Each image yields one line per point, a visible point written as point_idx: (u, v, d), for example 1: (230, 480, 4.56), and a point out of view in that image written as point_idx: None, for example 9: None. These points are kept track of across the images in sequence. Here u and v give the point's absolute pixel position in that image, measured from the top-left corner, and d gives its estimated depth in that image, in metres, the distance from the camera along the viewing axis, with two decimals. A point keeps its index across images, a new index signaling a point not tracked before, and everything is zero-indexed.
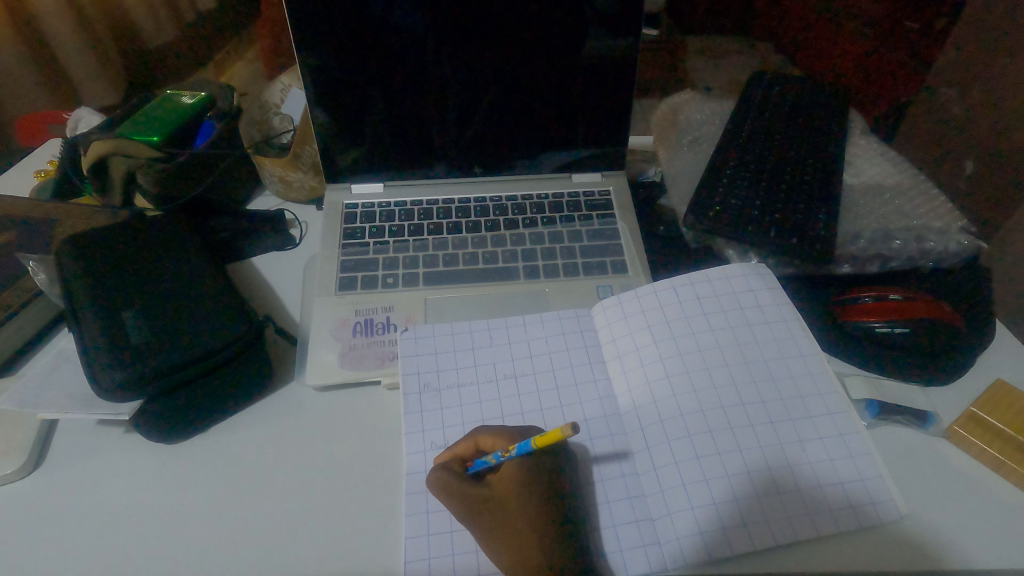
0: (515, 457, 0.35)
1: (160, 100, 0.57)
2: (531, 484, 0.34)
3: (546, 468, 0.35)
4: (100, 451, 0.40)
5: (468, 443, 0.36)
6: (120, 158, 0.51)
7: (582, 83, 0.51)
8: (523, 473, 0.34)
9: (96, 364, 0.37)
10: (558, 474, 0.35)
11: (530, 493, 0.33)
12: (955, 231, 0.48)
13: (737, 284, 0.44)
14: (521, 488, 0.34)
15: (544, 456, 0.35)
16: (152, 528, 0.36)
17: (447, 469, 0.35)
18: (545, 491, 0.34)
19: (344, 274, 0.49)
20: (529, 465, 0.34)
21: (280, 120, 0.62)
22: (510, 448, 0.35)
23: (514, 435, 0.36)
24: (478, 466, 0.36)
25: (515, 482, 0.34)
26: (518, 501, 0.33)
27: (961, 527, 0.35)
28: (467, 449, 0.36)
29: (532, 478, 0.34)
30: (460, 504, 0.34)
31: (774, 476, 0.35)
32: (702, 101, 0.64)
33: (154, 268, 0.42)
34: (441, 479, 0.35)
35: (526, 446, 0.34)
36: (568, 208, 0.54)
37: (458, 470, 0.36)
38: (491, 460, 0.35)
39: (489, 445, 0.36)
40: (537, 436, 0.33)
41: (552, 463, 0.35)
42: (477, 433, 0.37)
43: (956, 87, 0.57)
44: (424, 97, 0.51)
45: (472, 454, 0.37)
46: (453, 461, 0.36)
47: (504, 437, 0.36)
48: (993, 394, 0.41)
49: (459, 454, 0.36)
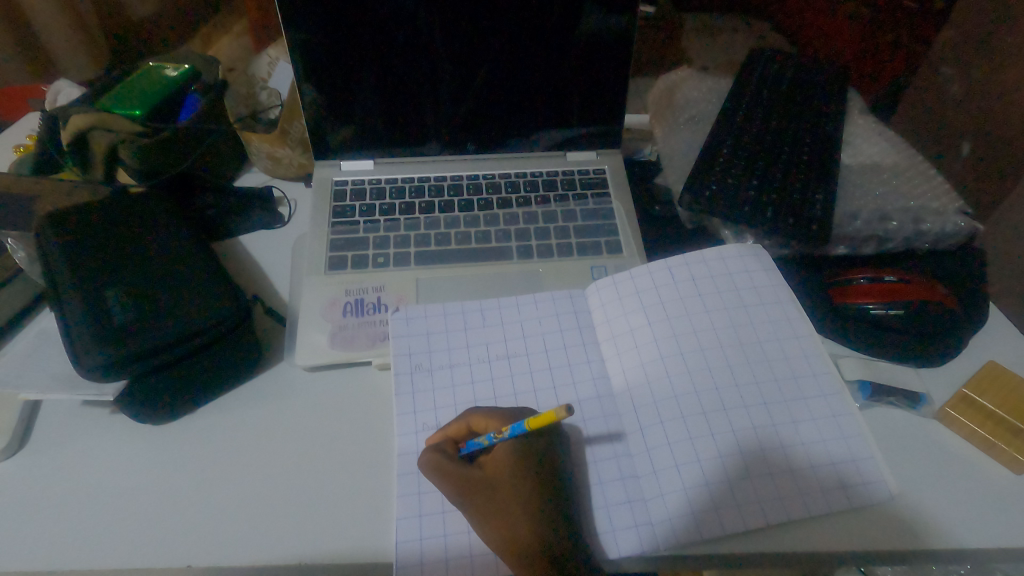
0: (507, 439, 0.35)
1: (143, 73, 0.55)
2: (522, 465, 0.34)
3: (538, 449, 0.35)
4: (85, 432, 0.39)
5: (459, 424, 0.36)
6: (100, 133, 0.49)
7: (577, 60, 0.49)
8: (515, 454, 0.34)
9: (78, 343, 0.36)
10: (551, 455, 0.35)
11: (523, 475, 0.34)
12: (952, 213, 0.47)
13: (733, 265, 0.43)
14: (513, 470, 0.34)
15: (536, 437, 0.35)
16: (139, 509, 0.35)
17: (439, 451, 0.35)
18: (537, 472, 0.34)
19: (334, 253, 0.48)
20: (520, 446, 0.35)
21: (269, 95, 0.60)
22: (503, 429, 0.35)
23: (507, 417, 0.36)
24: (470, 447, 0.35)
25: (508, 463, 0.34)
26: (511, 483, 0.33)
27: (951, 507, 0.35)
28: (459, 431, 0.36)
29: (525, 458, 0.34)
30: (451, 486, 0.34)
31: (766, 457, 0.35)
32: (700, 78, 0.62)
33: (137, 246, 0.41)
34: (433, 460, 0.34)
35: (519, 428, 0.34)
36: (563, 186, 0.54)
37: (450, 451, 0.35)
38: (484, 442, 0.35)
39: (482, 426, 0.36)
40: (530, 419, 0.33)
41: (545, 444, 0.35)
42: (469, 414, 0.36)
43: (955, 66, 0.56)
44: (414, 72, 0.49)
45: (464, 436, 0.36)
46: (445, 442, 0.36)
47: (497, 419, 0.36)
48: (985, 376, 0.41)
49: (451, 435, 0.36)
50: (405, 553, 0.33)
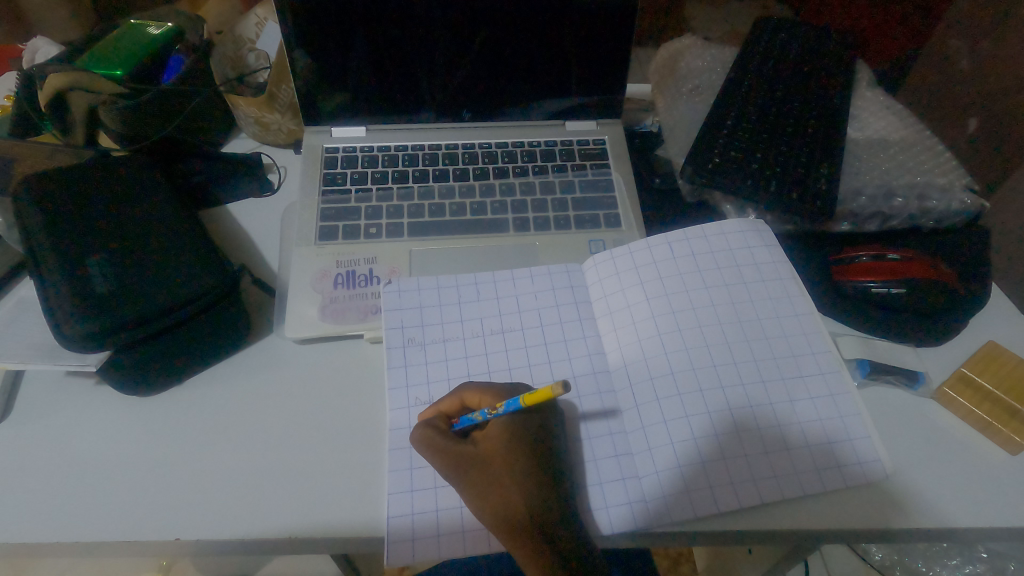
0: (501, 414, 0.34)
1: (124, 30, 0.52)
2: (517, 440, 0.34)
3: (532, 425, 0.34)
4: (70, 404, 0.38)
5: (452, 400, 0.35)
6: (80, 93, 0.47)
7: (578, 26, 0.47)
8: (511, 429, 0.34)
9: (58, 312, 0.35)
10: (545, 431, 0.34)
11: (517, 450, 0.33)
12: (958, 190, 0.46)
13: (734, 241, 0.42)
14: (508, 445, 0.33)
15: (531, 414, 0.35)
16: (125, 482, 0.35)
17: (431, 426, 0.34)
18: (532, 448, 0.33)
19: (325, 223, 0.47)
20: (515, 421, 0.34)
21: (257, 57, 0.58)
22: (497, 405, 0.34)
23: (501, 393, 0.35)
24: (464, 423, 0.35)
25: (501, 439, 0.33)
26: (506, 459, 0.33)
27: (944, 487, 0.35)
28: (452, 406, 0.36)
29: (520, 434, 0.34)
30: (444, 462, 0.33)
31: (762, 436, 0.35)
32: (704, 46, 0.60)
33: (117, 213, 0.40)
34: (425, 435, 0.34)
35: (514, 404, 0.33)
36: (561, 157, 0.52)
37: (443, 426, 0.35)
38: (477, 417, 0.34)
39: (476, 401, 0.35)
40: (526, 395, 0.32)
41: (539, 421, 0.35)
42: (462, 390, 0.36)
43: (966, 38, 0.54)
44: (408, 36, 0.47)
45: (457, 411, 0.36)
46: (437, 417, 0.35)
47: (491, 394, 0.35)
48: (985, 356, 0.40)
49: (444, 410, 0.36)
50: (396, 528, 0.33)
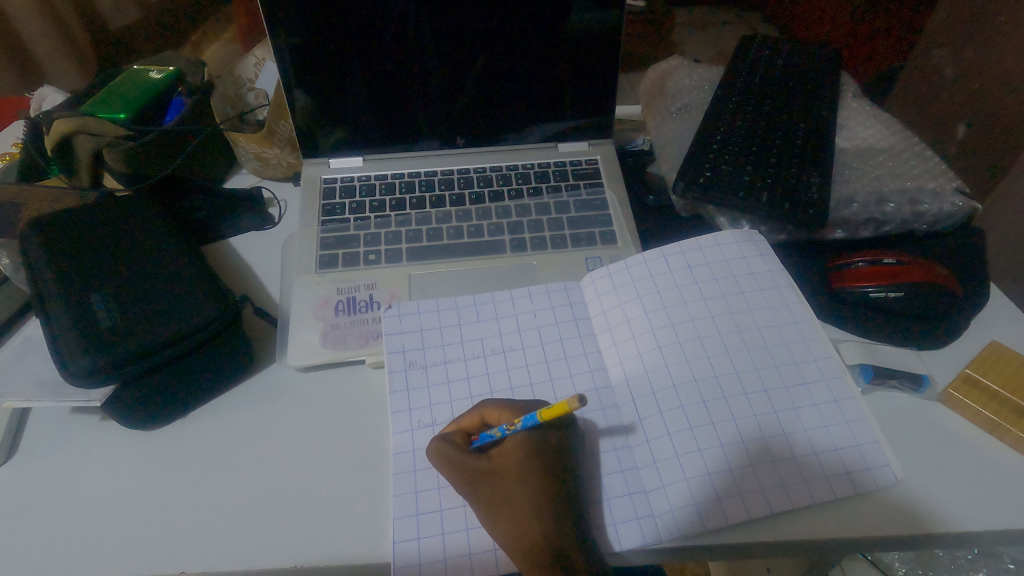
0: (520, 431, 0.34)
1: (127, 76, 0.54)
2: (533, 457, 0.33)
3: (551, 442, 0.34)
4: (74, 441, 0.38)
5: (473, 416, 0.36)
6: (84, 137, 0.49)
7: (568, 53, 0.49)
8: (530, 444, 0.33)
9: (63, 349, 0.35)
10: (560, 448, 0.34)
11: (532, 468, 0.33)
12: (949, 193, 0.47)
13: (729, 251, 0.43)
14: (524, 462, 0.33)
15: (549, 429, 0.34)
16: (130, 519, 0.35)
17: (448, 441, 0.35)
18: (546, 466, 0.33)
19: (324, 252, 0.47)
20: (533, 436, 0.34)
21: (257, 96, 0.59)
22: (516, 422, 0.34)
23: (518, 409, 0.35)
24: (483, 440, 0.35)
25: (518, 456, 0.33)
26: (520, 477, 0.33)
27: (957, 489, 0.35)
28: (472, 422, 0.36)
29: (537, 453, 0.33)
30: (461, 476, 0.33)
31: (768, 445, 0.35)
32: (690, 67, 0.62)
33: (124, 249, 0.41)
34: (441, 450, 0.34)
35: (531, 420, 0.33)
36: (555, 178, 0.53)
37: (461, 442, 0.35)
38: (496, 434, 0.34)
39: (495, 418, 0.35)
40: (543, 410, 0.32)
41: (556, 436, 0.34)
42: (482, 406, 0.36)
43: (947, 48, 0.56)
44: (404, 70, 0.49)
45: (477, 428, 0.36)
46: (456, 433, 0.35)
47: (510, 411, 0.35)
48: (989, 356, 0.40)
49: (464, 426, 0.36)
50: (403, 553, 0.32)
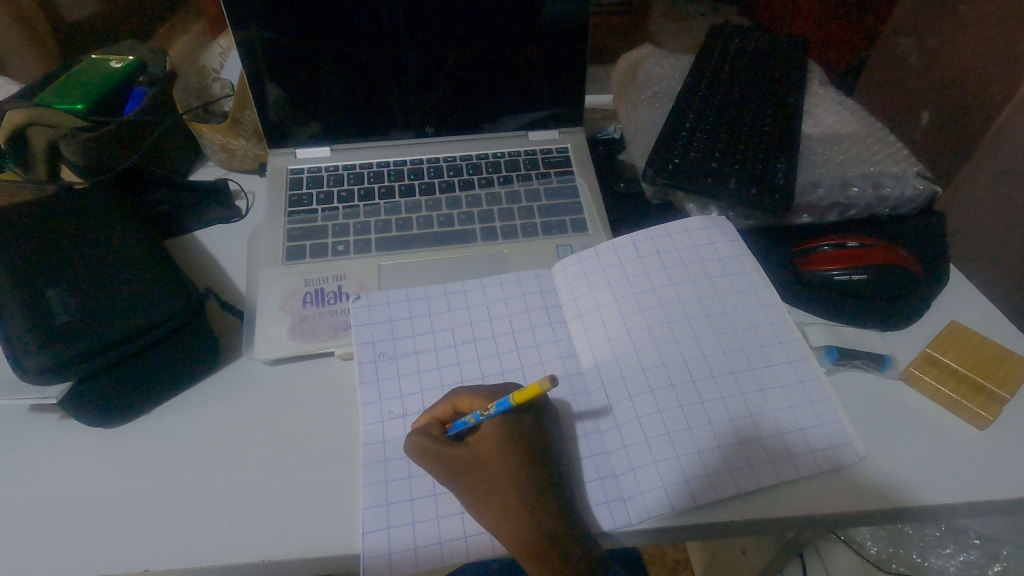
0: (494, 416, 0.34)
1: (85, 66, 0.53)
2: (509, 440, 0.33)
3: (527, 423, 0.34)
4: (33, 439, 0.37)
5: (445, 406, 0.35)
6: (39, 129, 0.47)
7: (537, 41, 0.48)
8: (506, 428, 0.34)
9: (17, 347, 0.34)
10: (537, 430, 0.34)
11: (512, 450, 0.33)
12: (910, 177, 0.48)
13: (697, 237, 0.43)
14: (503, 445, 0.33)
15: (523, 413, 0.34)
16: (92, 517, 0.34)
17: (424, 433, 0.34)
18: (525, 449, 0.33)
19: (292, 243, 0.46)
20: (508, 420, 0.34)
21: (222, 87, 0.58)
22: (489, 406, 0.34)
23: (490, 394, 0.35)
24: (457, 427, 0.35)
25: (495, 440, 0.34)
26: (502, 459, 0.33)
27: (919, 463, 0.36)
28: (445, 411, 0.35)
29: (513, 436, 0.34)
30: (438, 467, 0.33)
31: (736, 427, 0.35)
32: (661, 55, 0.62)
33: (80, 243, 0.39)
34: (421, 444, 0.34)
35: (504, 405, 0.33)
36: (526, 166, 0.53)
37: (437, 432, 0.34)
38: (470, 420, 0.34)
39: (467, 405, 0.35)
40: (515, 394, 0.32)
41: (531, 420, 0.34)
42: (454, 395, 0.36)
43: (910, 36, 0.57)
44: (371, 59, 0.48)
45: (451, 417, 0.36)
46: (430, 424, 0.35)
47: (482, 397, 0.35)
48: (948, 334, 0.41)
49: (437, 416, 0.35)
50: (373, 544, 0.32)
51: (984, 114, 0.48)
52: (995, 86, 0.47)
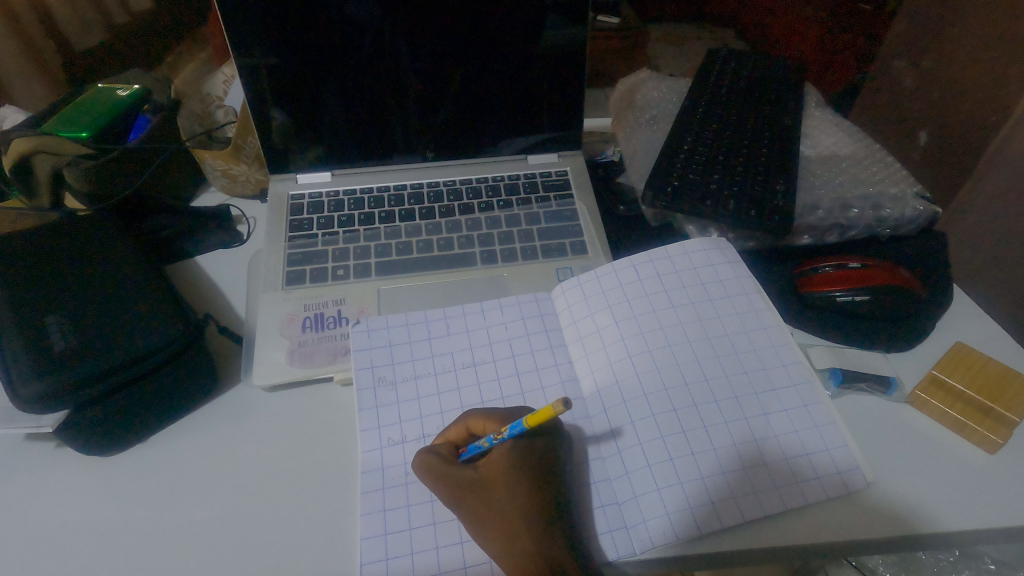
0: (506, 440, 0.33)
1: (93, 95, 0.53)
2: (519, 466, 0.33)
3: (539, 449, 0.33)
4: (27, 468, 0.37)
5: (459, 427, 0.35)
6: (42, 157, 0.47)
7: (536, 68, 0.49)
8: (516, 452, 0.33)
9: (14, 375, 0.34)
10: (548, 457, 0.33)
11: (520, 475, 0.32)
12: (910, 198, 0.48)
13: (697, 259, 0.43)
14: (511, 471, 0.32)
15: (535, 439, 0.34)
16: (83, 548, 0.33)
17: (433, 453, 0.34)
18: (534, 476, 0.32)
19: (291, 268, 0.47)
20: (519, 445, 0.33)
21: (224, 114, 0.59)
22: (502, 430, 0.33)
23: (504, 417, 0.35)
24: (471, 451, 0.35)
25: (505, 466, 0.33)
26: (508, 485, 0.32)
27: (929, 488, 0.35)
28: (459, 434, 0.35)
29: (523, 462, 0.33)
30: (446, 489, 0.33)
31: (740, 453, 0.34)
32: (658, 79, 0.63)
33: (81, 269, 0.39)
34: (427, 462, 0.34)
35: (518, 427, 0.32)
36: (525, 189, 0.53)
37: (449, 454, 0.35)
38: (484, 444, 0.34)
39: (481, 428, 0.35)
40: (529, 416, 0.32)
41: (543, 444, 0.34)
42: (467, 417, 0.35)
43: (905, 59, 0.57)
44: (372, 86, 0.49)
45: (464, 440, 0.36)
46: (443, 445, 0.35)
47: (496, 420, 0.35)
48: (954, 355, 0.41)
49: (452, 439, 0.35)
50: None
51: (982, 134, 0.48)
52: (993, 107, 0.47)
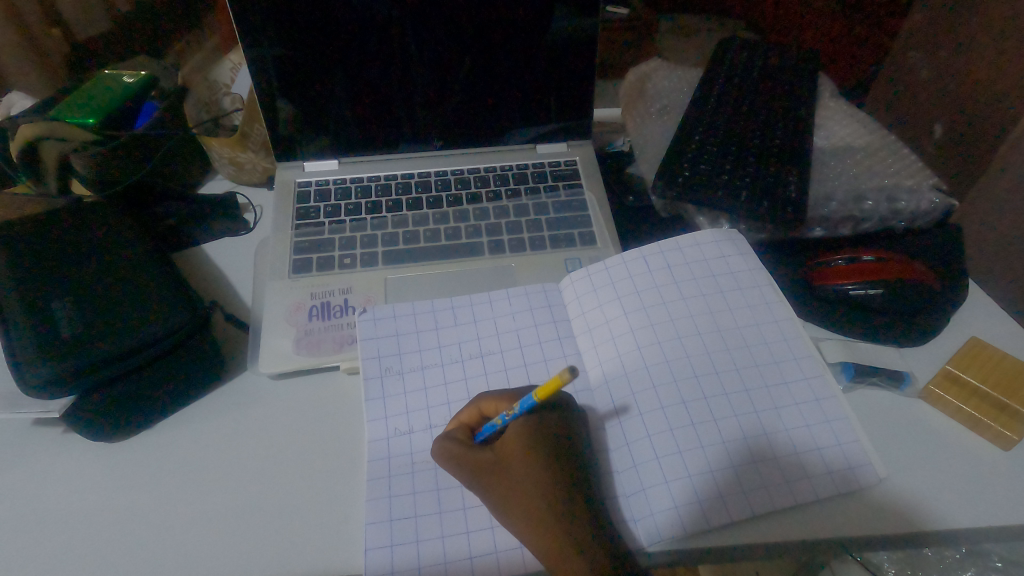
0: (518, 416, 0.33)
1: (99, 81, 0.53)
2: (535, 441, 0.33)
3: (551, 423, 0.34)
4: (33, 453, 0.37)
5: (471, 410, 0.35)
6: (52, 142, 0.47)
7: (545, 57, 0.49)
8: (530, 427, 0.33)
9: (21, 360, 0.34)
10: (563, 432, 0.33)
11: (535, 449, 0.32)
12: (926, 190, 0.47)
13: (708, 250, 0.43)
14: (528, 447, 0.33)
15: (547, 413, 0.34)
16: (88, 533, 0.33)
17: (451, 438, 0.34)
18: (550, 450, 0.32)
19: (298, 256, 0.46)
20: (532, 420, 0.33)
21: (232, 101, 0.58)
22: (514, 407, 0.33)
23: (514, 396, 0.35)
24: (484, 431, 0.34)
25: (519, 441, 0.33)
26: (523, 461, 0.32)
27: (942, 486, 0.35)
28: (471, 417, 0.35)
29: (538, 437, 0.33)
30: (467, 472, 0.33)
31: (750, 446, 0.34)
32: (669, 69, 0.62)
33: (87, 255, 0.39)
34: (446, 448, 0.33)
35: (527, 404, 0.32)
36: (534, 179, 0.52)
37: (464, 438, 0.34)
38: (497, 423, 0.34)
39: (493, 409, 0.35)
40: (535, 390, 0.31)
41: (555, 419, 0.34)
42: (479, 399, 0.35)
43: (923, 50, 0.56)
44: (381, 75, 0.48)
45: (477, 421, 0.35)
46: (458, 429, 0.35)
47: (507, 400, 0.35)
48: (970, 351, 0.40)
49: (465, 422, 0.35)
50: (375, 565, 0.31)
51: (1000, 127, 0.47)
52: (1010, 100, 0.46)
